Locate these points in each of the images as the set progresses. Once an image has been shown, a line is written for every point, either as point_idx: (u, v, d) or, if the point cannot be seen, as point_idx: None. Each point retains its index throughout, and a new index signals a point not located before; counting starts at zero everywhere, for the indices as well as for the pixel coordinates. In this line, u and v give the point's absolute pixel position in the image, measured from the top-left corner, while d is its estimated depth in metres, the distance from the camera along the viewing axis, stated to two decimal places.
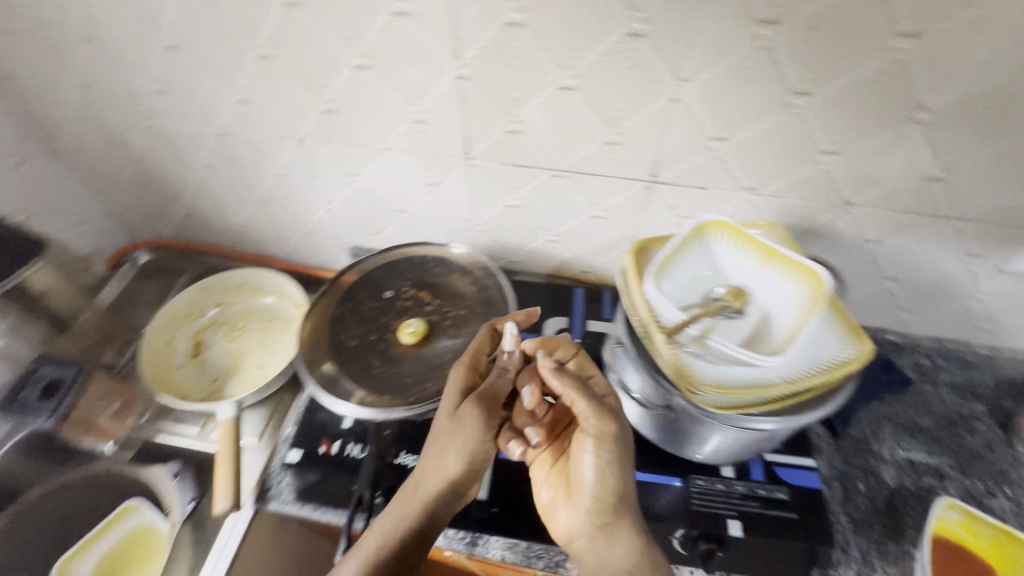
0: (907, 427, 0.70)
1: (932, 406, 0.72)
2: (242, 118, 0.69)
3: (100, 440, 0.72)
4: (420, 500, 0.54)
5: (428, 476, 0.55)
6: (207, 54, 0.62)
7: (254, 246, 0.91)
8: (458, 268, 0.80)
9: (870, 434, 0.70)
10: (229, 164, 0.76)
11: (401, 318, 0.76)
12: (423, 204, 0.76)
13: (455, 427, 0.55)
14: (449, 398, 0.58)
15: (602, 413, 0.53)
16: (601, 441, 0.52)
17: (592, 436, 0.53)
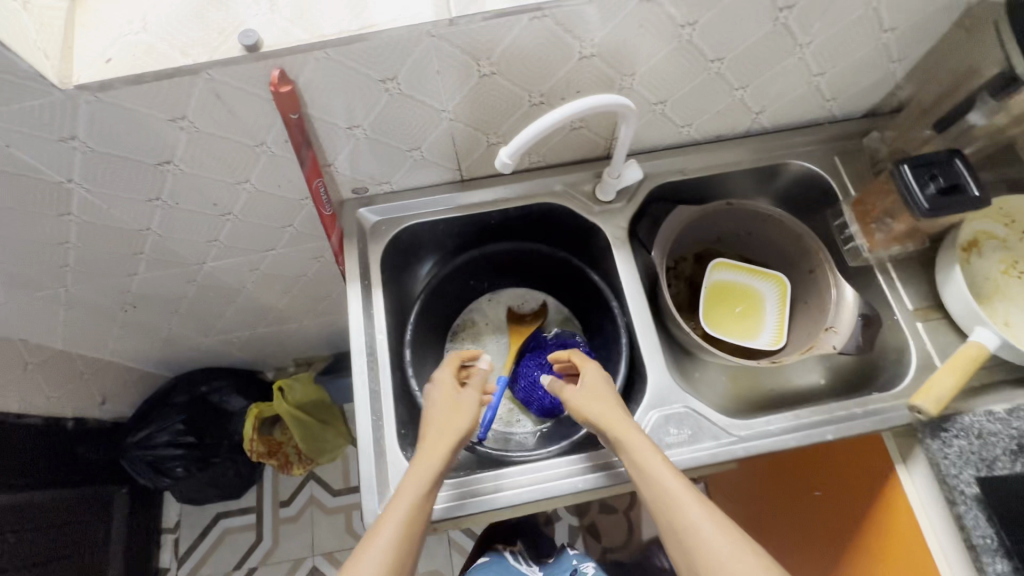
0: (988, 465, 0.61)
1: (983, 437, 0.62)
2: (756, 68, 0.66)
3: (425, 330, 0.79)
4: (421, 480, 0.56)
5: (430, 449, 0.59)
6: (851, 18, 0.62)
7: (583, 146, 0.76)
8: (796, 242, 0.81)
9: (984, 476, 0.61)
10: (691, 107, 0.71)
11: (718, 277, 0.85)
12: (953, 96, 0.70)
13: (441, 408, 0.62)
14: (443, 393, 0.64)
15: (595, 389, 0.64)
16: (602, 402, 0.62)
17: (605, 409, 0.61)
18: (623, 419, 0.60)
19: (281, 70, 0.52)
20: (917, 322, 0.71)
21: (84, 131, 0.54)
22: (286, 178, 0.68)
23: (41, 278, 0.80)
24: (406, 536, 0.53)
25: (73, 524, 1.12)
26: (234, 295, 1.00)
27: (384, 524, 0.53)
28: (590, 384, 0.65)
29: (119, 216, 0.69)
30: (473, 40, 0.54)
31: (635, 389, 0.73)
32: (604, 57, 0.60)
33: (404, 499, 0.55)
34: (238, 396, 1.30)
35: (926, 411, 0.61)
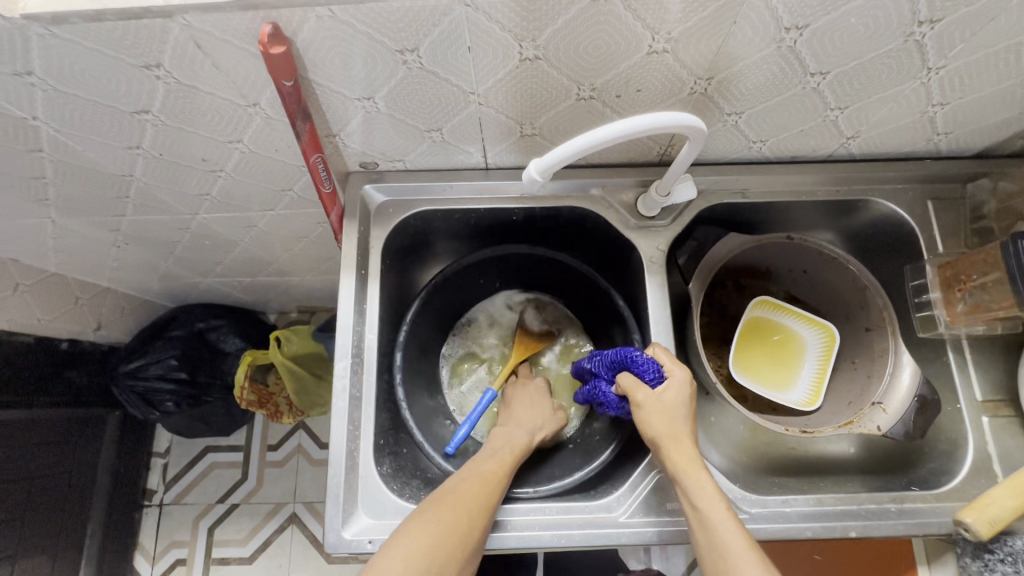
0: None
1: None
2: (863, 88, 0.53)
3: (423, 327, 0.72)
4: (482, 481, 0.56)
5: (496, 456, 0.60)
6: (1000, 45, 0.48)
7: (631, 151, 0.64)
8: (858, 295, 0.70)
9: None
10: (771, 125, 0.59)
11: (758, 316, 0.74)
12: None
13: (519, 423, 0.66)
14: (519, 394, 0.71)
15: (672, 402, 0.55)
16: (674, 420, 0.54)
17: (675, 424, 0.54)
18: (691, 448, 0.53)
19: (274, 25, 0.42)
20: (984, 417, 0.61)
21: (42, 65, 0.45)
22: (284, 143, 0.58)
23: (21, 207, 0.74)
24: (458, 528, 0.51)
25: (60, 442, 1.12)
26: (232, 246, 0.94)
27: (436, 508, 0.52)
28: (671, 393, 0.55)
29: (97, 160, 0.61)
30: (517, 15, 0.43)
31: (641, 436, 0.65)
32: (678, 55, 0.48)
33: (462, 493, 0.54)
34: (236, 338, 1.27)
35: (975, 533, 0.53)
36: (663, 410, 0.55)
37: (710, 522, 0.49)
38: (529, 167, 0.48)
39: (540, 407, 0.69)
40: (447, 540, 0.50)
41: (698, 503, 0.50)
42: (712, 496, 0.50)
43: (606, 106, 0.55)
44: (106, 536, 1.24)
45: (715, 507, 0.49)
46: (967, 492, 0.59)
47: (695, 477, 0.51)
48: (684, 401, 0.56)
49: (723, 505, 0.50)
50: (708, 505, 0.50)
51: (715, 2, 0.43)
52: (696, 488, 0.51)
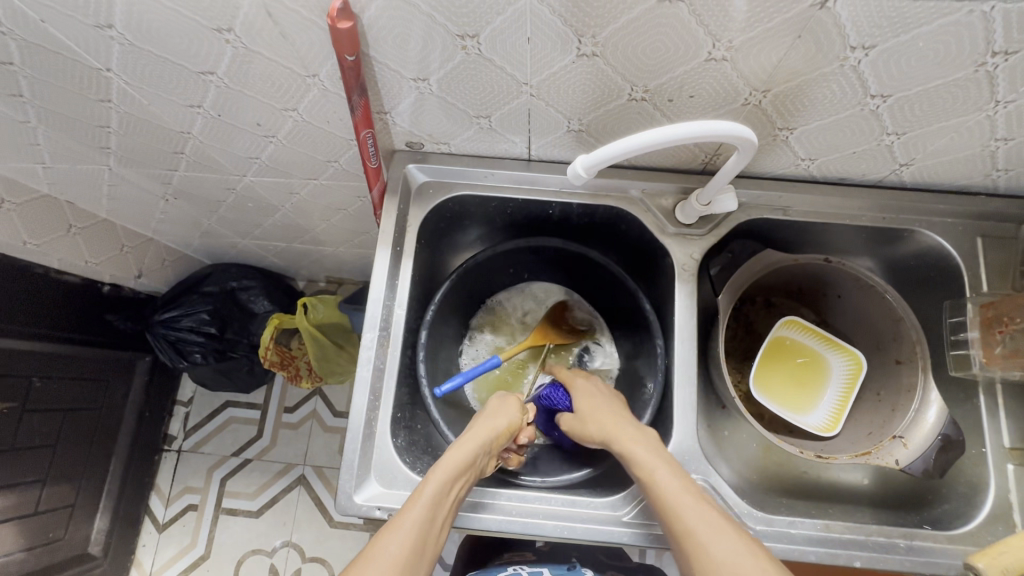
0: None
1: None
2: (924, 115, 0.52)
3: (450, 308, 0.73)
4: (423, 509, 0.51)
5: (437, 479, 0.53)
6: None
7: (675, 157, 0.64)
8: (893, 327, 0.69)
9: None
10: (823, 144, 0.58)
11: (784, 336, 0.74)
12: None
13: (466, 437, 0.58)
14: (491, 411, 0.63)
15: (590, 404, 0.64)
16: (604, 417, 0.61)
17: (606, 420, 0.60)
18: (632, 430, 0.58)
19: (344, 1, 0.43)
20: (1009, 464, 0.60)
21: (123, 20, 0.48)
22: (336, 116, 0.60)
23: (84, 153, 0.78)
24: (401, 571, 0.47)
25: (94, 380, 1.18)
26: (273, 211, 0.97)
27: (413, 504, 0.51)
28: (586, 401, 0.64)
29: (159, 115, 0.64)
30: (579, 11, 0.43)
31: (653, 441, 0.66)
32: (736, 64, 0.48)
33: (402, 527, 0.49)
34: (265, 300, 1.31)
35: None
36: (580, 414, 0.64)
37: (653, 489, 0.52)
38: (574, 164, 0.49)
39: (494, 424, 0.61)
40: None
41: (640, 476, 0.53)
42: (650, 463, 0.54)
43: (656, 109, 0.55)
44: (127, 473, 1.30)
45: (654, 471, 0.53)
46: (981, 537, 0.58)
47: (631, 450, 0.56)
48: (602, 400, 0.63)
49: (667, 469, 0.53)
50: (647, 471, 0.53)
51: (782, 14, 0.42)
52: (634, 461, 0.55)
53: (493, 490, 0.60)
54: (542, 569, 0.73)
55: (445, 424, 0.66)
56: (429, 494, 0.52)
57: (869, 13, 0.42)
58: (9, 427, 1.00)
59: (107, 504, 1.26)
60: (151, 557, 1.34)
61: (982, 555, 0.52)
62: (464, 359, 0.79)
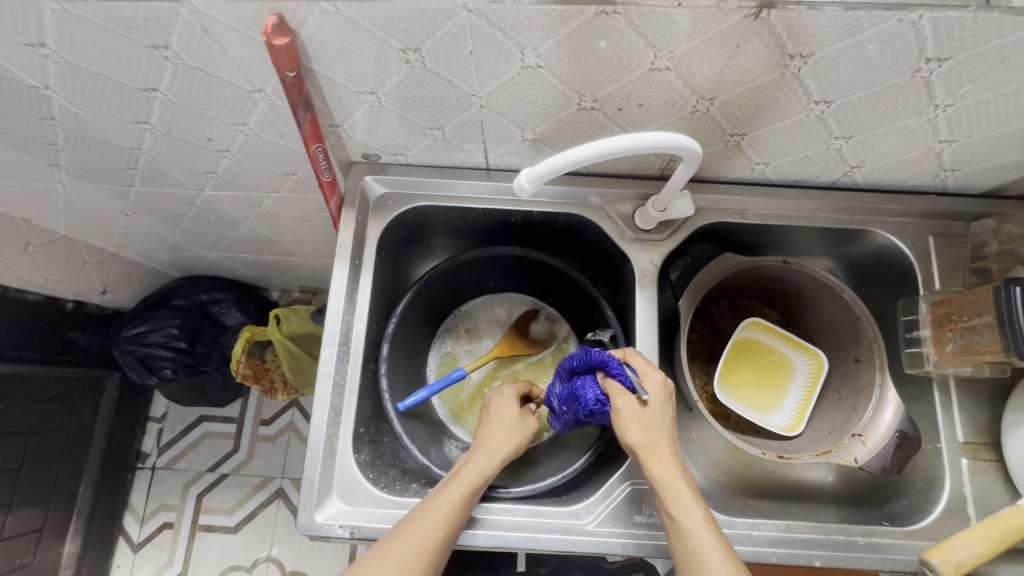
0: None
1: None
2: (868, 119, 0.53)
3: (414, 319, 0.73)
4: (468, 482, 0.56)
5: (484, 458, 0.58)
6: (1009, 87, 0.47)
7: (632, 163, 0.65)
8: (852, 326, 0.70)
9: None
10: (775, 148, 0.59)
11: (748, 337, 0.74)
12: None
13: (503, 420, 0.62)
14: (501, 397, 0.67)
15: (651, 407, 0.55)
16: (652, 431, 0.54)
17: (650, 435, 0.54)
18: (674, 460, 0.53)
19: (279, 17, 0.43)
20: (963, 458, 0.61)
21: (54, 38, 0.47)
22: (288, 130, 0.59)
23: (34, 170, 0.76)
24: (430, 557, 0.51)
25: (59, 399, 1.15)
26: (238, 224, 0.96)
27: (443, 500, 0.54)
28: (650, 401, 0.54)
29: (107, 132, 0.62)
30: (520, 24, 0.43)
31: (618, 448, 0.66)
32: (680, 73, 0.48)
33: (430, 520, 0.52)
34: (237, 312, 1.30)
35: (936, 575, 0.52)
36: (643, 416, 0.54)
37: (688, 530, 0.49)
38: (520, 175, 0.48)
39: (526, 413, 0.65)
40: (425, 546, 0.50)
41: (676, 517, 0.50)
42: (689, 506, 0.50)
43: (607, 118, 0.55)
44: (98, 494, 1.27)
45: (694, 517, 0.50)
46: (938, 531, 0.59)
47: (674, 485, 0.52)
48: (661, 404, 0.55)
49: (701, 513, 0.50)
50: (688, 516, 0.50)
51: (719, 25, 0.43)
52: (674, 499, 0.51)
53: None
54: None
55: (408, 437, 0.65)
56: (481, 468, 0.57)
57: (803, 23, 0.42)
58: None
59: (78, 526, 1.23)
60: None
61: (936, 551, 0.53)
62: (431, 363, 0.79)
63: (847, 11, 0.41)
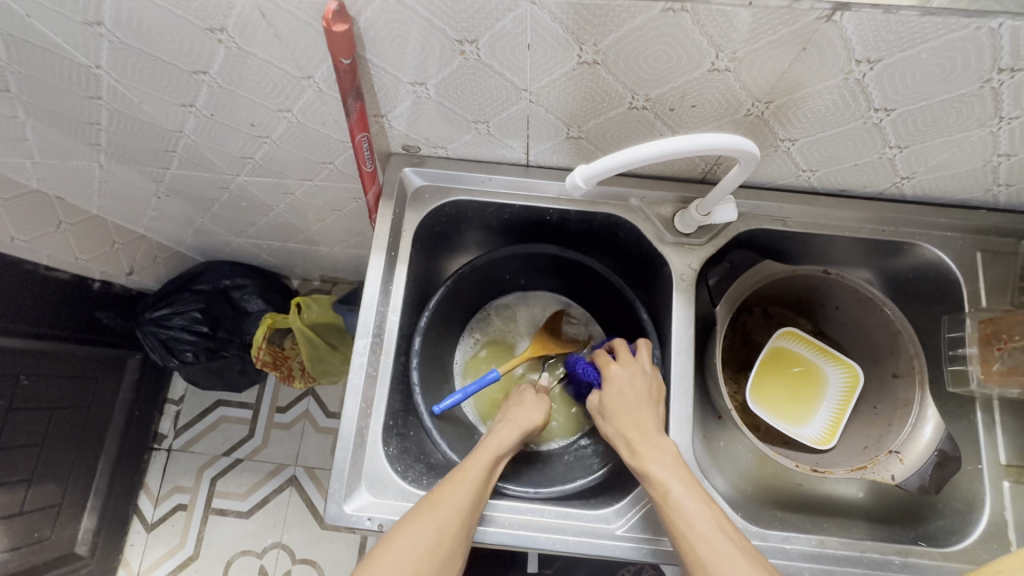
0: None
1: None
2: (926, 129, 0.51)
3: (446, 313, 0.72)
4: (468, 487, 0.54)
5: (478, 464, 0.56)
6: None
7: (674, 165, 0.64)
8: (891, 340, 0.68)
9: None
10: (825, 156, 0.58)
11: (783, 347, 0.73)
12: None
13: (506, 417, 0.63)
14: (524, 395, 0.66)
15: (615, 400, 0.59)
16: (626, 420, 0.57)
17: (625, 425, 0.57)
18: (656, 446, 0.54)
19: (340, 3, 0.42)
20: (1004, 481, 0.59)
21: (111, 18, 0.47)
22: (331, 119, 0.59)
23: (73, 149, 0.77)
24: (452, 521, 0.51)
25: (82, 377, 1.16)
26: (267, 210, 0.96)
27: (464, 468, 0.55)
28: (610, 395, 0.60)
29: (151, 114, 0.63)
30: (583, 18, 0.42)
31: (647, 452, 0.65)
32: (738, 75, 0.47)
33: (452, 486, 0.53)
34: (258, 299, 1.30)
35: None
36: (603, 409, 0.60)
37: (669, 512, 0.50)
38: (573, 173, 0.47)
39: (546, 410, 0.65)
40: (452, 508, 0.51)
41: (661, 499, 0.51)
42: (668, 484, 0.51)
43: (657, 119, 0.54)
44: (115, 472, 1.28)
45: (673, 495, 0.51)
46: (976, 554, 0.58)
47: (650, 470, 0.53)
48: (630, 395, 0.59)
49: (684, 488, 0.51)
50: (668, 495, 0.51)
51: (786, 27, 0.42)
52: (653, 487, 0.52)
53: (488, 502, 0.59)
54: None
55: (438, 432, 0.65)
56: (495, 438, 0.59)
57: (874, 27, 0.41)
58: None
59: (96, 503, 1.25)
60: (139, 557, 1.33)
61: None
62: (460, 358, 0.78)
63: (923, 17, 0.40)
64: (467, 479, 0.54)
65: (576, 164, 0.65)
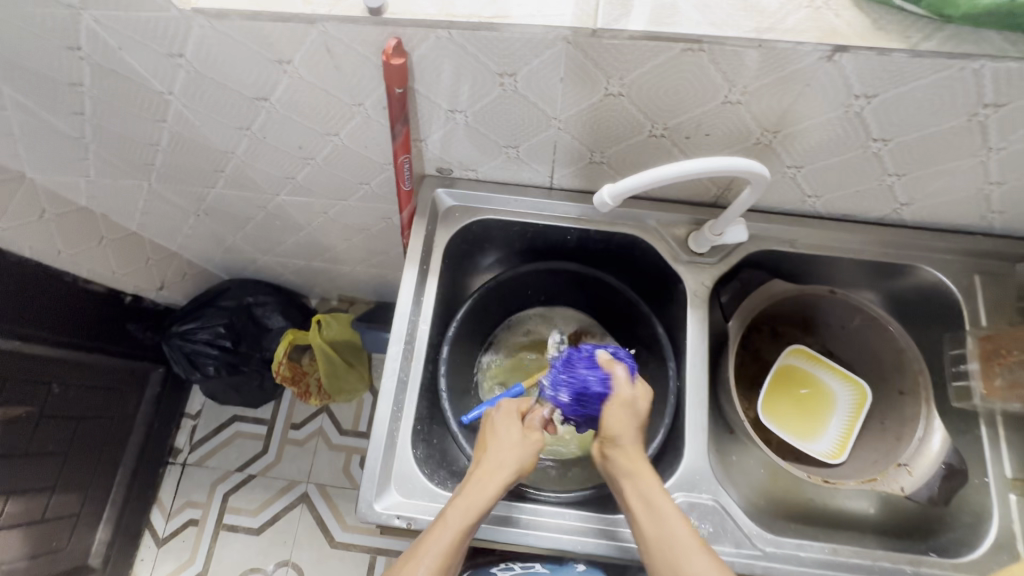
0: None
1: None
2: (922, 157, 0.56)
3: (470, 325, 0.76)
4: (467, 518, 0.53)
5: (452, 526, 0.52)
6: None
7: (689, 189, 0.68)
8: (899, 358, 0.71)
9: None
10: (829, 182, 0.62)
11: (794, 363, 0.76)
12: None
13: (506, 438, 0.58)
14: (509, 421, 0.59)
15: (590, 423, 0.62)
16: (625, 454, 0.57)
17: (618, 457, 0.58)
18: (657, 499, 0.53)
19: (399, 40, 0.48)
20: (1012, 494, 0.61)
21: (191, 51, 0.53)
22: (374, 142, 0.65)
23: (127, 169, 0.82)
24: (451, 557, 0.51)
25: (108, 388, 1.20)
26: (299, 229, 1.01)
27: (467, 496, 0.54)
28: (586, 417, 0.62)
29: (209, 136, 0.69)
30: (611, 56, 0.48)
31: (664, 461, 0.68)
32: (749, 107, 0.52)
33: (452, 517, 0.53)
34: (280, 316, 1.35)
35: None
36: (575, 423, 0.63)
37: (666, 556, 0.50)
38: (601, 192, 0.52)
39: (525, 451, 0.58)
40: (451, 543, 0.51)
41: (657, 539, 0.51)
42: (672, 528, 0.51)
43: (674, 146, 0.59)
44: (131, 484, 1.30)
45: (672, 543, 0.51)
46: (986, 566, 0.59)
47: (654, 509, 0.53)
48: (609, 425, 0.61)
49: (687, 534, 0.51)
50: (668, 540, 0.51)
51: (791, 65, 0.47)
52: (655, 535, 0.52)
53: (509, 504, 0.62)
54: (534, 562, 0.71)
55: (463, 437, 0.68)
56: (498, 459, 0.57)
57: (870, 67, 0.46)
58: (26, 431, 1.01)
59: (111, 515, 1.26)
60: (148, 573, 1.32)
61: None
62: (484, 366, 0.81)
63: (913, 58, 0.45)
64: (471, 510, 0.53)
65: (596, 188, 0.70)
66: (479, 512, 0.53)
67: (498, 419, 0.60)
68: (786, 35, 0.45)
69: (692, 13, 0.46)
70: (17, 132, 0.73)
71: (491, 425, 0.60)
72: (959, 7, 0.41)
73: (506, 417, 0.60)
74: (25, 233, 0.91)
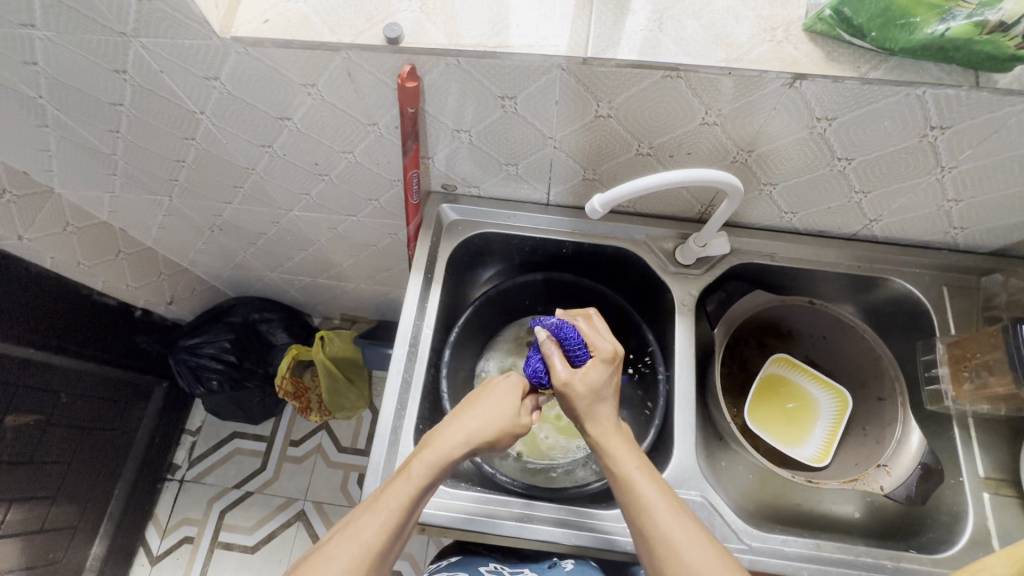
0: None
1: None
2: (884, 174, 0.62)
3: (471, 332, 0.80)
4: (431, 472, 0.54)
5: (417, 479, 0.53)
6: (1000, 155, 0.56)
7: (675, 204, 0.74)
8: (877, 366, 0.75)
9: None
10: (803, 199, 0.68)
11: (777, 372, 0.80)
12: None
13: (491, 402, 0.59)
14: (504, 386, 0.60)
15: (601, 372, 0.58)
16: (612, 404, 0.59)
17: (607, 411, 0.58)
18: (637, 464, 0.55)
19: (413, 66, 0.54)
20: (984, 493, 0.65)
21: (226, 74, 0.59)
22: (386, 158, 0.70)
23: (150, 184, 0.88)
24: (407, 509, 0.52)
25: (114, 400, 1.22)
26: (308, 245, 1.06)
27: (435, 449, 0.55)
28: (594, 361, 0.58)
29: (234, 153, 0.74)
30: (601, 82, 0.54)
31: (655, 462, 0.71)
32: (724, 128, 0.58)
33: (415, 473, 0.53)
34: (283, 333, 1.38)
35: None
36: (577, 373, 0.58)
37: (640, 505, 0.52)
38: (592, 202, 0.57)
39: (507, 418, 0.58)
40: (411, 496, 0.52)
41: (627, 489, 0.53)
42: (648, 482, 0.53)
43: (660, 164, 0.65)
44: (129, 498, 1.31)
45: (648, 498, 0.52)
46: (963, 561, 0.62)
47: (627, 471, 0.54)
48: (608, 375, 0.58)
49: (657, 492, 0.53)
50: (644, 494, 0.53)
51: (760, 90, 0.53)
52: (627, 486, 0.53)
53: (506, 499, 0.65)
54: (522, 569, 0.72)
55: None
56: (472, 420, 0.57)
57: (828, 93, 0.52)
58: (34, 439, 1.03)
59: (107, 529, 1.26)
60: None
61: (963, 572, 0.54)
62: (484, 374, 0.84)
63: (864, 85, 0.51)
64: (436, 461, 0.54)
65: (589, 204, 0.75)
66: (442, 469, 0.54)
67: (487, 385, 0.61)
68: (752, 64, 0.51)
69: (671, 45, 0.52)
70: (54, 148, 0.79)
71: (482, 387, 0.61)
72: (899, 42, 0.48)
73: (502, 385, 0.60)
74: (48, 245, 0.95)
